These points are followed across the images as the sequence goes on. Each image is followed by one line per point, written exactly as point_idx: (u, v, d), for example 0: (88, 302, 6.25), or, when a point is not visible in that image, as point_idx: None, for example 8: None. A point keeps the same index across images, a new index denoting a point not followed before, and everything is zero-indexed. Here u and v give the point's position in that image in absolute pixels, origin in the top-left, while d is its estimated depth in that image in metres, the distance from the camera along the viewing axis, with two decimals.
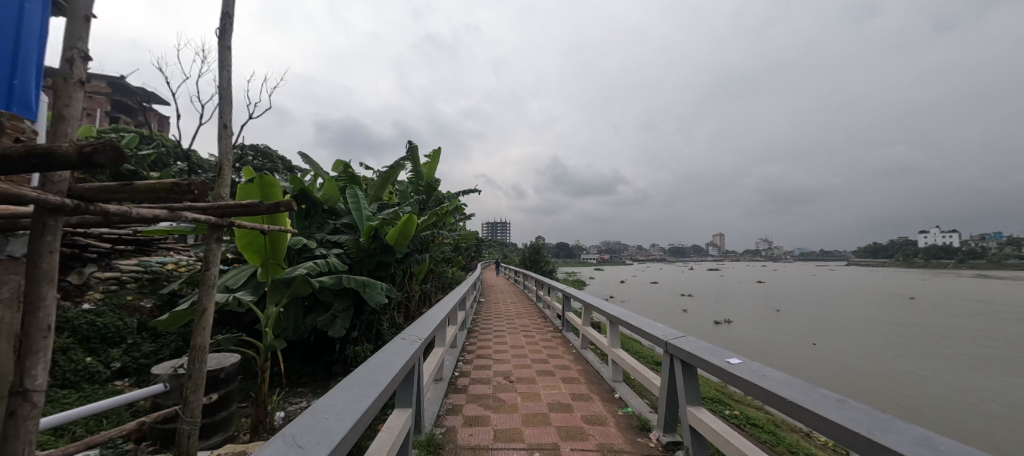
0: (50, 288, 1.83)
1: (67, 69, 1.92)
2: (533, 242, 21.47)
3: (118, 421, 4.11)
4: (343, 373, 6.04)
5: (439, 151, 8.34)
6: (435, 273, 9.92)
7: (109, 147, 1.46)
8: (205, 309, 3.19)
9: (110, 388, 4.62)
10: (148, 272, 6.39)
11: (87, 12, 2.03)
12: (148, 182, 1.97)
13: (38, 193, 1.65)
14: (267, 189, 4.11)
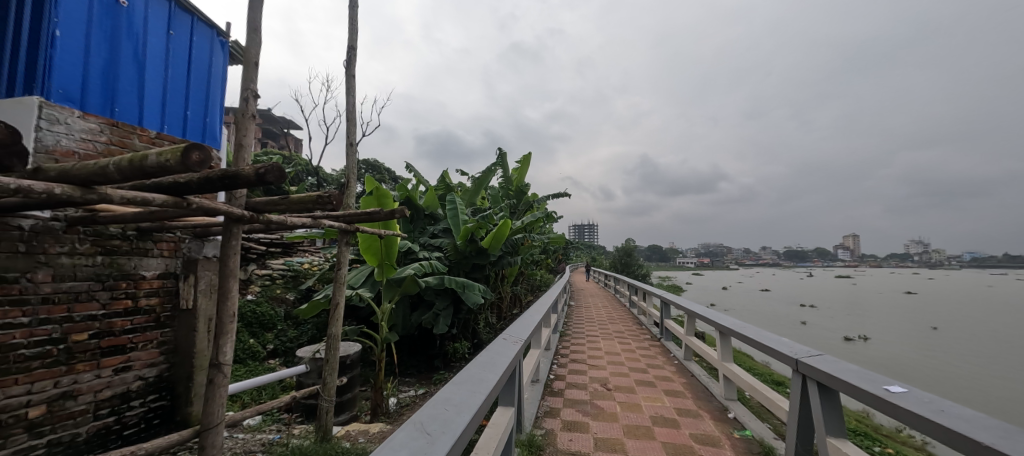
0: (233, 283, 2.37)
1: (244, 106, 2.44)
2: (624, 245, 20.62)
3: (272, 394, 4.96)
4: (444, 367, 6.48)
5: (530, 155, 8.47)
6: (525, 275, 10.13)
7: (274, 167, 1.79)
8: (337, 302, 3.69)
9: (266, 365, 5.62)
10: (291, 269, 7.63)
11: (255, 58, 2.52)
12: (299, 195, 2.37)
13: (228, 207, 2.11)
14: (381, 199, 4.58)
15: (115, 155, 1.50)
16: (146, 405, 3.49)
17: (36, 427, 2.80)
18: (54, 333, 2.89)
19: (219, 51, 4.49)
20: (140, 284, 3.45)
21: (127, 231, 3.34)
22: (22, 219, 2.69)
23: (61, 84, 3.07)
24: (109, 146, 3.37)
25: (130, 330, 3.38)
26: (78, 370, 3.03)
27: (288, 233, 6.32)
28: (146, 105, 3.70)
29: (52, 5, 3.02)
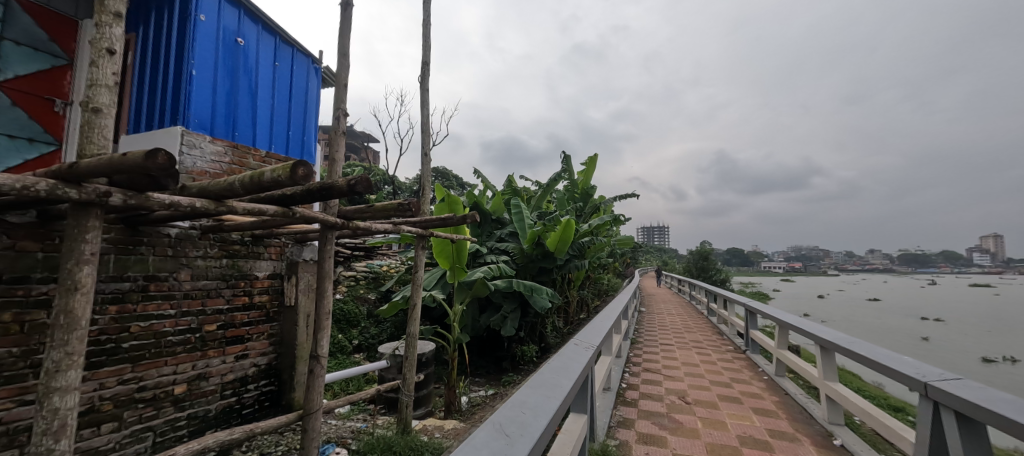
0: (329, 284, 2.63)
1: (335, 124, 2.72)
2: (699, 247, 19.26)
3: (357, 386, 5.39)
4: (512, 369, 6.56)
5: (596, 157, 8.28)
6: (593, 279, 9.90)
7: (363, 179, 1.97)
8: (415, 303, 3.91)
9: (352, 359, 6.13)
10: (372, 272, 8.27)
11: (344, 80, 2.79)
12: (384, 204, 2.58)
13: (323, 215, 2.37)
14: (452, 205, 4.78)
15: (239, 173, 1.74)
16: (259, 388, 4.01)
17: (180, 401, 3.35)
18: (192, 323, 3.44)
19: (313, 76, 5.05)
20: (254, 283, 3.99)
21: (245, 237, 3.88)
22: (170, 228, 3.25)
23: (197, 114, 3.64)
24: (232, 166, 3.93)
25: (247, 323, 3.91)
26: (209, 356, 3.57)
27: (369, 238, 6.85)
28: (258, 128, 4.27)
29: (191, 49, 3.63)
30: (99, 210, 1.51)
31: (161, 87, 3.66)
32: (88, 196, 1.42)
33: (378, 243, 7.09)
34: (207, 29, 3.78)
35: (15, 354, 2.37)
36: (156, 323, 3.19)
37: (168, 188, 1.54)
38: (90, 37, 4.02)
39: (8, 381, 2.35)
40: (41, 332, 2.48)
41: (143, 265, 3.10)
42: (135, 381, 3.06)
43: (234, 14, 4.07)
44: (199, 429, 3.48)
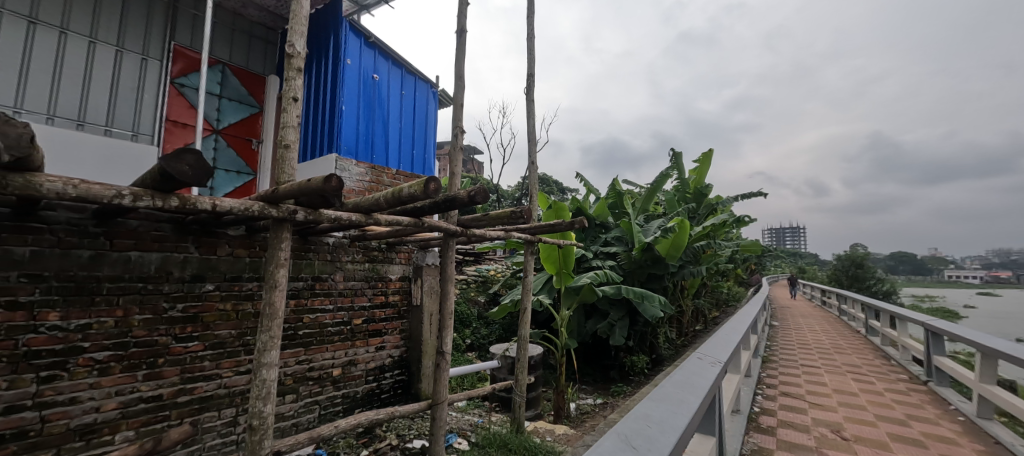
0: (451, 287, 2.91)
1: (454, 141, 2.99)
2: (849, 252, 16.11)
3: (471, 383, 5.74)
4: (621, 379, 6.30)
5: (712, 153, 7.52)
6: (710, 288, 9.00)
7: (481, 190, 2.12)
8: (525, 306, 3.96)
9: (465, 357, 6.54)
10: (481, 276, 8.76)
11: (461, 100, 3.06)
12: (498, 212, 2.73)
13: (444, 224, 2.64)
14: (558, 211, 4.72)
15: (383, 190, 2.02)
16: (394, 377, 4.56)
17: (336, 382, 4.00)
18: (344, 317, 4.10)
19: (432, 100, 5.62)
20: (389, 284, 4.57)
21: (382, 245, 4.47)
22: (328, 237, 3.92)
23: (346, 142, 4.35)
24: (371, 183, 4.58)
25: (384, 319, 4.50)
26: (357, 345, 4.20)
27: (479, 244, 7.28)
28: (390, 151, 4.92)
29: (341, 89, 4.36)
30: (287, 225, 1.93)
31: (321, 122, 4.47)
32: (283, 214, 1.84)
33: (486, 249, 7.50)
34: (352, 70, 4.51)
35: (234, 334, 3.12)
36: (320, 315, 3.89)
37: (333, 206, 1.89)
38: (273, 88, 5.12)
39: (230, 355, 3.10)
40: (249, 318, 3.21)
41: (311, 268, 3.81)
42: (306, 362, 3.75)
43: (370, 55, 4.79)
44: (350, 406, 4.10)
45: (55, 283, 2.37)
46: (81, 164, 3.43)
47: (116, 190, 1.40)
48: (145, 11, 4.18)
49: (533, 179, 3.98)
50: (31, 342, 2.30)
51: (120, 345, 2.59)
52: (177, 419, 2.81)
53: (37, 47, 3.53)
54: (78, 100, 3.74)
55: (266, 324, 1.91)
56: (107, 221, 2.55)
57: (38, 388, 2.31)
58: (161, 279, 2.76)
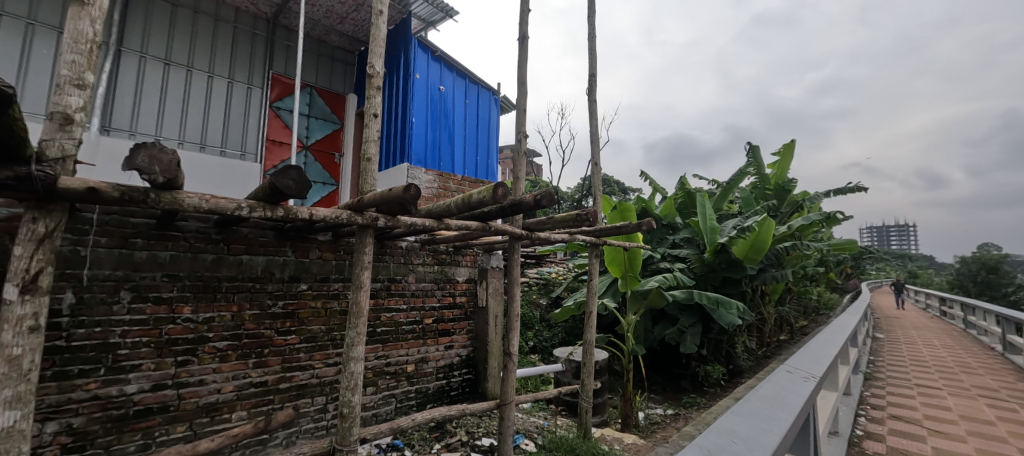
0: (517, 290, 2.98)
1: (518, 146, 3.04)
2: (975, 255, 13.67)
3: (534, 386, 5.73)
4: (694, 390, 5.93)
5: (795, 142, 6.81)
6: (796, 293, 8.15)
7: (547, 193, 2.13)
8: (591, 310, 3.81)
9: (528, 359, 6.55)
10: (542, 278, 8.61)
11: (525, 105, 3.12)
12: (563, 215, 2.72)
13: (508, 228, 2.71)
14: (624, 212, 4.51)
15: (453, 197, 2.12)
16: (462, 376, 4.73)
17: (410, 377, 4.24)
18: (417, 316, 4.35)
19: (494, 106, 5.76)
20: (456, 285, 4.76)
21: (449, 248, 4.67)
22: (402, 241, 4.19)
23: (415, 151, 4.62)
24: (439, 190, 4.82)
25: (452, 319, 4.69)
26: (428, 343, 4.43)
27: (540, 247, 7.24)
28: (456, 158, 5.12)
29: (411, 102, 4.66)
30: (370, 231, 2.11)
31: (394, 134, 4.79)
32: (367, 221, 2.02)
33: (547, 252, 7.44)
34: (420, 84, 4.79)
35: (324, 329, 3.45)
36: (395, 314, 4.16)
37: (409, 212, 2.04)
38: (352, 105, 5.56)
39: (321, 348, 3.43)
40: (336, 315, 3.53)
41: (387, 270, 4.10)
42: (383, 357, 4.04)
43: (437, 68, 5.05)
44: (423, 401, 4.32)
45: (188, 282, 2.81)
46: (205, 178, 4.04)
47: (237, 203, 1.63)
48: (250, 46, 4.82)
49: (597, 180, 3.92)
50: (171, 331, 2.74)
51: (235, 336, 2.99)
52: (279, 403, 3.18)
53: (172, 84, 4.28)
54: (201, 127, 4.43)
55: (353, 321, 2.11)
56: (225, 229, 2.96)
57: (176, 369, 2.75)
58: (266, 279, 3.15)
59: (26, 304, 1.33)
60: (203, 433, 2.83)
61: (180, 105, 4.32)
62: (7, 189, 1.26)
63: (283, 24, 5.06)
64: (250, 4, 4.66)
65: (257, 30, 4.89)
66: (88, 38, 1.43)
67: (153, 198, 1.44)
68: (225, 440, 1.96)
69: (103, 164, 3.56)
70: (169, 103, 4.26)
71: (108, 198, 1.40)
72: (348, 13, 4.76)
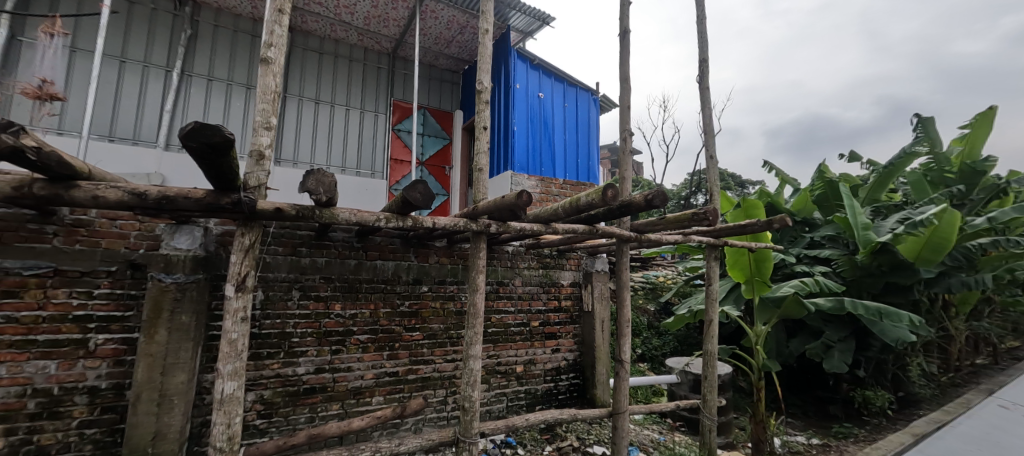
0: (626, 294, 2.88)
1: (623, 145, 2.94)
2: None
3: (646, 397, 5.39)
4: (848, 417, 4.97)
5: (995, 110, 5.30)
6: (997, 305, 6.31)
7: (660, 193, 2.00)
8: (711, 319, 3.44)
9: (636, 367, 6.18)
10: (648, 282, 7.88)
11: (628, 101, 3.00)
12: (677, 214, 2.54)
13: (614, 229, 2.66)
14: (750, 209, 3.90)
15: (561, 201, 2.15)
16: (570, 380, 4.71)
17: (520, 378, 4.38)
18: (523, 319, 4.47)
19: (594, 106, 5.65)
20: (561, 289, 4.77)
21: (553, 251, 4.72)
22: (508, 246, 4.37)
23: (518, 159, 4.78)
24: (541, 195, 4.91)
25: (558, 322, 4.71)
26: (535, 346, 4.51)
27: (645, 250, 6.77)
28: (557, 162, 5.15)
29: (512, 112, 4.84)
30: (483, 237, 2.26)
31: (497, 143, 5.04)
32: (480, 227, 2.17)
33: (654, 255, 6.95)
34: (520, 93, 4.96)
35: (443, 328, 3.77)
36: (503, 316, 4.34)
37: (519, 218, 2.13)
38: (459, 120, 5.99)
39: (441, 344, 3.75)
40: (453, 315, 3.84)
41: (495, 273, 4.31)
42: (494, 356, 4.24)
43: (536, 76, 5.17)
44: (532, 402, 4.42)
45: (338, 283, 3.34)
46: (349, 195, 4.81)
47: (376, 216, 1.90)
48: (375, 79, 5.56)
49: (712, 174, 3.57)
50: (327, 324, 3.27)
51: (373, 330, 3.45)
52: (409, 392, 3.56)
53: (321, 119, 5.16)
54: (341, 152, 5.27)
55: (471, 321, 2.28)
56: (364, 238, 3.44)
57: (331, 357, 3.27)
58: (395, 281, 3.57)
59: (239, 299, 1.73)
60: (351, 413, 3.31)
61: (327, 136, 5.18)
62: (226, 211, 1.65)
63: (401, 56, 5.70)
64: (375, 43, 5.37)
65: (381, 64, 5.62)
66: (269, 89, 1.80)
67: (318, 214, 1.77)
68: (372, 420, 2.29)
69: (284, 188, 4.45)
70: (320, 135, 5.14)
71: (288, 215, 1.74)
72: (454, 37, 5.16)
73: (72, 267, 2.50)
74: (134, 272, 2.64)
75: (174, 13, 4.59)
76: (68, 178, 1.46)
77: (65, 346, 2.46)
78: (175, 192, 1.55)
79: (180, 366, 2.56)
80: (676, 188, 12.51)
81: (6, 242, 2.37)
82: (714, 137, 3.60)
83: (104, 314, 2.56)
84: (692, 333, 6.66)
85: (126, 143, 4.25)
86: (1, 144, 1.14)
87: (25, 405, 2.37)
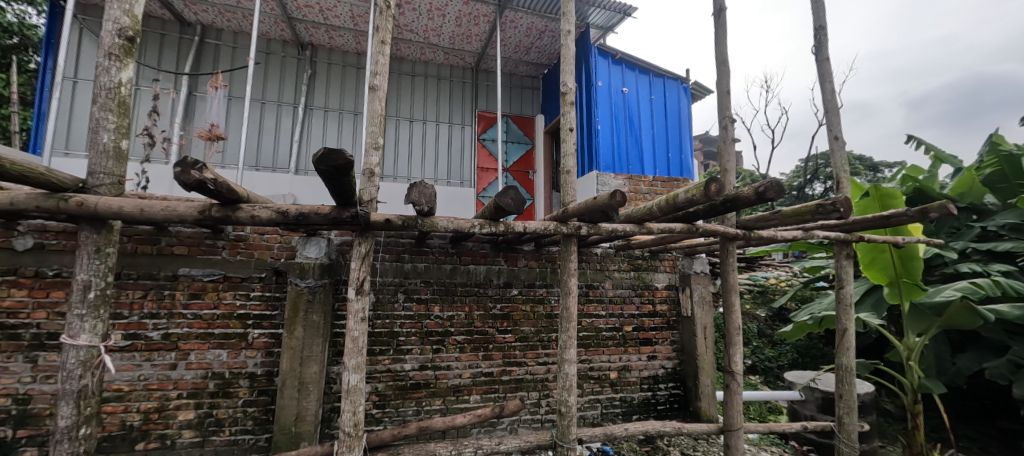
0: (735, 297, 2.64)
1: (724, 134, 2.69)
2: None
3: (760, 414, 4.80)
4: None
5: None
6: None
7: (775, 183, 1.78)
8: (847, 328, 2.94)
9: (747, 380, 5.56)
10: (757, 285, 7.04)
11: (727, 86, 2.74)
12: (795, 207, 2.24)
13: (718, 227, 2.46)
14: (886, 199, 3.25)
15: (655, 199, 2.04)
16: (669, 390, 4.41)
17: (614, 385, 4.23)
18: (616, 323, 4.32)
19: (685, 95, 5.26)
20: (656, 292, 4.51)
21: (645, 253, 4.49)
22: (597, 248, 4.27)
23: (603, 158, 4.67)
24: (630, 194, 4.71)
25: (654, 328, 4.45)
26: (629, 352, 4.33)
27: (751, 249, 6.07)
28: (645, 158, 4.90)
29: (595, 110, 4.74)
30: (574, 239, 2.26)
31: (581, 144, 4.97)
32: (571, 230, 2.17)
33: (763, 254, 6.20)
34: (603, 91, 4.84)
35: (534, 331, 3.81)
36: (594, 320, 4.24)
37: (610, 219, 2.08)
38: (541, 124, 6.04)
39: (533, 347, 3.80)
40: (544, 318, 3.86)
41: (584, 276, 4.24)
42: (587, 361, 4.16)
43: (619, 71, 5.00)
44: (628, 411, 4.23)
45: (436, 286, 3.58)
46: (443, 204, 5.13)
47: (471, 222, 2.01)
48: (462, 93, 5.89)
49: (838, 158, 3.07)
50: (428, 324, 3.53)
51: (469, 331, 3.63)
52: (504, 393, 3.66)
53: (417, 135, 5.61)
54: (435, 165, 5.67)
55: (565, 325, 2.29)
56: (457, 244, 3.65)
57: (433, 355, 3.51)
58: (487, 284, 3.72)
59: (359, 300, 1.96)
60: (452, 409, 3.51)
61: (422, 150, 5.61)
62: (347, 223, 1.88)
63: (483, 68, 5.95)
64: (460, 59, 5.69)
65: (466, 79, 5.93)
66: (376, 113, 2.02)
67: (420, 223, 1.93)
68: (474, 418, 2.41)
69: (391, 200, 4.89)
70: (415, 150, 5.59)
71: (396, 225, 1.92)
72: (533, 43, 5.23)
73: (235, 274, 3.06)
74: (277, 278, 3.14)
75: (298, 57, 5.39)
76: (234, 202, 1.80)
77: (232, 338, 3.02)
78: (308, 209, 1.81)
79: (314, 358, 2.97)
80: (787, 178, 11.03)
81: (192, 255, 2.99)
82: (838, 115, 3.10)
83: (258, 312, 3.09)
84: (816, 343, 5.78)
85: (268, 170, 5.10)
86: (192, 179, 1.46)
87: (207, 385, 2.96)
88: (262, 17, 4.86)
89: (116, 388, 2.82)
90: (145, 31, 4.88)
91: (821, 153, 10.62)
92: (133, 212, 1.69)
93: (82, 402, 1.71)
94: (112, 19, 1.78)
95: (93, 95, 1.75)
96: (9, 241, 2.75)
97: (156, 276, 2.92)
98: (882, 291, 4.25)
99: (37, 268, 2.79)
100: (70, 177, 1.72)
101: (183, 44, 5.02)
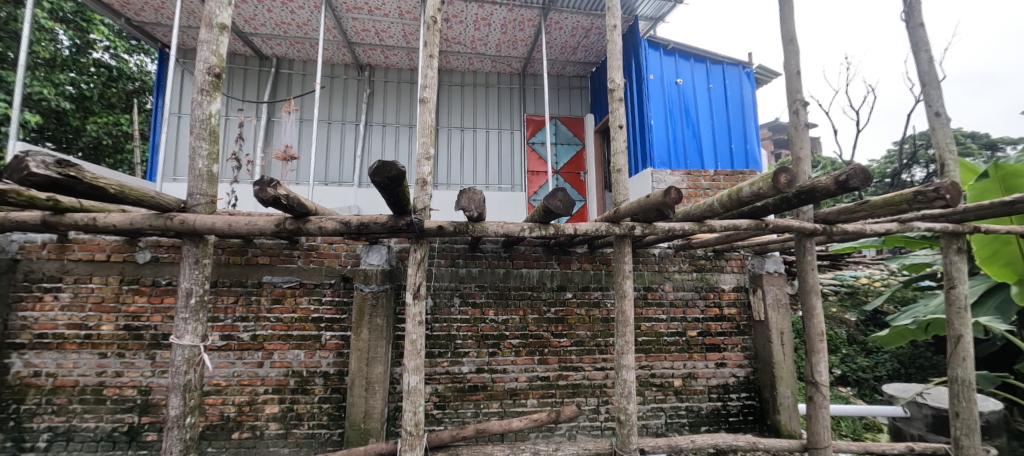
0: (815, 299, 2.39)
1: (794, 119, 2.46)
2: None
3: (854, 431, 4.28)
4: None
5: None
6: None
7: (859, 170, 1.56)
8: (962, 334, 2.52)
9: (835, 392, 4.99)
10: (844, 285, 6.29)
11: (796, 67, 2.50)
12: (886, 195, 1.97)
13: (791, 222, 2.24)
14: (1013, 180, 2.75)
15: (717, 194, 1.91)
16: (742, 400, 4.09)
17: (679, 393, 4.01)
18: (679, 327, 4.10)
19: (748, 81, 4.89)
20: (723, 295, 4.21)
21: (709, 253, 4.22)
22: (654, 248, 4.10)
23: (658, 154, 4.48)
24: (689, 190, 4.46)
25: (721, 333, 4.15)
26: (694, 358, 4.08)
27: (834, 246, 5.45)
28: (706, 150, 4.61)
29: (648, 105, 4.57)
30: (627, 240, 2.18)
31: (633, 140, 4.81)
32: (624, 230, 2.10)
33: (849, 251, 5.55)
34: (655, 84, 4.65)
35: (590, 335, 3.73)
36: (654, 324, 4.06)
37: (667, 218, 1.99)
38: (590, 124, 5.94)
39: (589, 352, 3.72)
40: (599, 321, 3.77)
41: (642, 278, 4.09)
42: (647, 367, 3.99)
43: (672, 61, 4.77)
44: (696, 422, 3.99)
45: (491, 290, 3.64)
46: (495, 209, 5.21)
47: (521, 226, 2.02)
48: (510, 98, 5.96)
49: (940, 138, 2.67)
50: (483, 328, 3.59)
51: (523, 335, 3.64)
52: (561, 398, 3.62)
53: (468, 141, 5.78)
54: (486, 171, 5.79)
55: (621, 329, 2.22)
56: (510, 248, 3.68)
57: (489, 358, 3.57)
58: (540, 288, 3.71)
59: (416, 304, 2.04)
60: (509, 412, 3.54)
61: (474, 157, 5.76)
62: (402, 231, 1.97)
63: (530, 72, 5.98)
64: (507, 66, 5.77)
65: (513, 84, 6.00)
66: (426, 125, 2.11)
67: (471, 228, 1.98)
68: (529, 422, 2.40)
69: (444, 208, 5.07)
70: (467, 157, 5.75)
71: (448, 231, 1.98)
72: (580, 42, 5.16)
73: (309, 280, 3.34)
74: (345, 284, 3.37)
75: (358, 78, 5.78)
76: (304, 215, 1.97)
77: (308, 340, 3.30)
78: (369, 218, 1.92)
79: (378, 359, 3.14)
80: (878, 164, 9.80)
81: (273, 263, 3.31)
82: (939, 88, 2.70)
83: (329, 316, 3.34)
84: (923, 352, 5.08)
85: (336, 184, 5.52)
86: (268, 195, 1.62)
87: (288, 382, 3.25)
88: (326, 44, 5.29)
89: (215, 383, 3.19)
90: (231, 67, 5.53)
91: (920, 134, 9.30)
92: (222, 227, 1.91)
93: (187, 394, 1.95)
94: (203, 59, 2.04)
95: (189, 127, 2.02)
96: (132, 255, 3.24)
97: (245, 282, 3.27)
98: (1007, 292, 3.60)
99: (154, 277, 3.25)
100: (175, 199, 1.99)
101: (261, 75, 5.61)
